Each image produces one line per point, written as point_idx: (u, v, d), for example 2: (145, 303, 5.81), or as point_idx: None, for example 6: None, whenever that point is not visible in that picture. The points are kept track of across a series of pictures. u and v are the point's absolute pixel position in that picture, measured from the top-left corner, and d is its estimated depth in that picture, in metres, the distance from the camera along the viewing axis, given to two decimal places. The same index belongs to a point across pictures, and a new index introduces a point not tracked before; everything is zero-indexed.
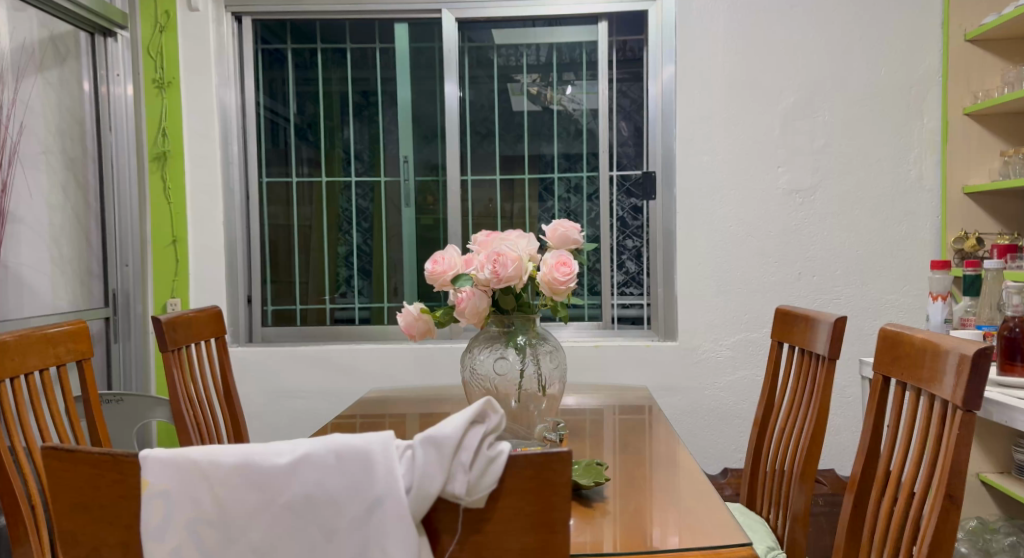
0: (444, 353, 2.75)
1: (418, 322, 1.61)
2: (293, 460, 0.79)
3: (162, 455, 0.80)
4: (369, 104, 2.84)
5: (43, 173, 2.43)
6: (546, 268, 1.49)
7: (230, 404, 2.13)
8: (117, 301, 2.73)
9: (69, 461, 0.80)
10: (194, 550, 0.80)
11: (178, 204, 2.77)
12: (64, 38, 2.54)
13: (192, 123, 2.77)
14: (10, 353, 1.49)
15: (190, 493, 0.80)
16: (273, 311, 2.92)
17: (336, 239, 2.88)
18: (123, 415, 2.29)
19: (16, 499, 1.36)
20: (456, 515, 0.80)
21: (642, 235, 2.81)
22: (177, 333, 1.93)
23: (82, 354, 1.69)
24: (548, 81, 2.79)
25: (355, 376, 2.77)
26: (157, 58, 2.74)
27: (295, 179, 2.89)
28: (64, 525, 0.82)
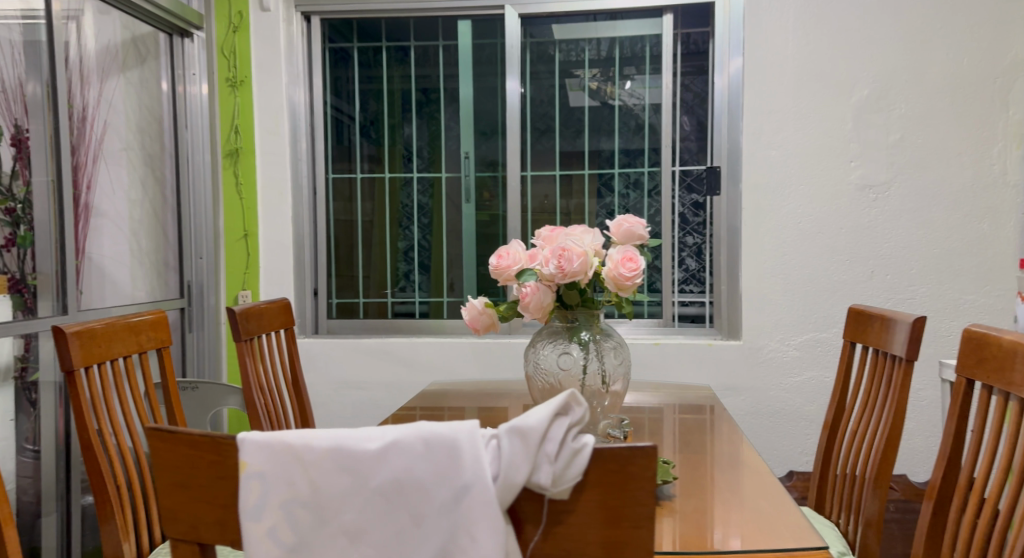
0: (505, 348, 2.76)
1: (482, 316, 1.62)
2: (382, 446, 0.87)
3: (260, 440, 0.89)
4: (429, 101, 2.88)
5: (124, 170, 2.53)
6: (612, 264, 1.48)
7: (299, 393, 2.20)
8: (192, 293, 2.81)
9: (171, 441, 0.90)
10: (289, 531, 0.89)
11: (249, 200, 2.85)
12: (145, 40, 2.64)
13: (264, 121, 2.84)
14: (99, 340, 1.57)
15: (285, 475, 0.88)
16: (337, 303, 2.99)
17: (397, 235, 2.94)
18: (199, 401, 2.38)
19: (104, 481, 1.49)
20: (541, 505, 0.88)
21: (705, 232, 2.77)
22: (249, 323, 2.00)
23: (163, 342, 1.77)
24: (608, 76, 2.78)
25: (417, 369, 2.81)
26: (230, 57, 2.83)
27: (359, 175, 2.95)
28: (168, 502, 0.92)
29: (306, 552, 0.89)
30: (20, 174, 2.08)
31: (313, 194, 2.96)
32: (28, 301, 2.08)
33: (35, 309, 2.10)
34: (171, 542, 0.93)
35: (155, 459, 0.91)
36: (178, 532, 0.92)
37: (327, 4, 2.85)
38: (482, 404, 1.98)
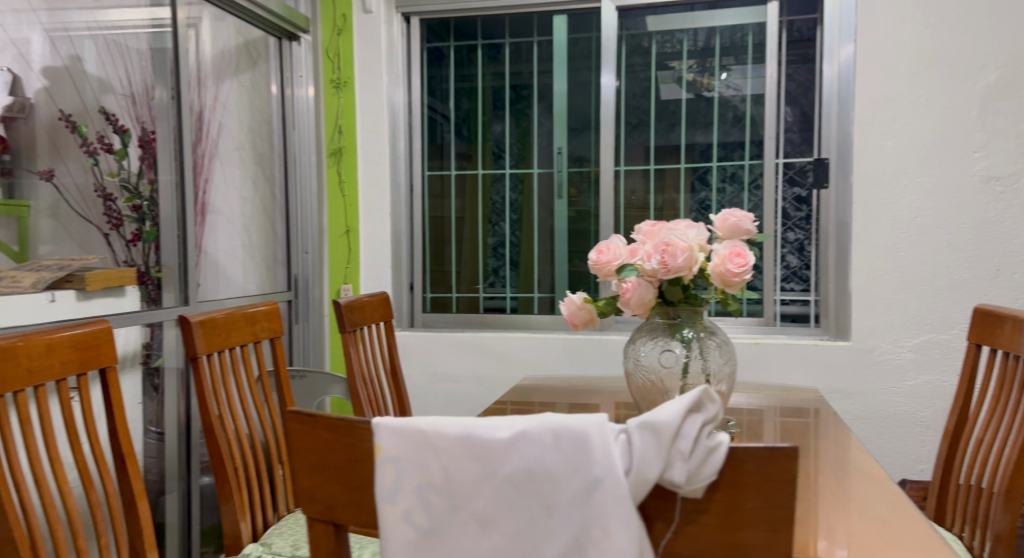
0: (601, 344, 2.74)
1: (581, 311, 1.62)
2: (512, 435, 0.91)
3: (394, 425, 0.94)
4: (522, 98, 2.91)
5: (237, 168, 2.66)
6: (719, 259, 1.44)
7: (396, 382, 2.27)
8: (298, 286, 2.92)
9: (310, 424, 0.97)
10: (422, 514, 0.93)
11: (352, 197, 2.93)
12: (256, 44, 2.76)
13: (366, 121, 2.91)
14: (220, 330, 1.69)
15: (418, 460, 0.93)
16: (431, 298, 3.06)
17: (488, 231, 2.98)
18: (305, 389, 2.48)
19: (224, 466, 1.62)
20: (674, 504, 0.91)
21: (809, 227, 2.67)
22: (354, 315, 2.08)
23: (275, 332, 1.87)
24: (706, 67, 2.73)
25: (512, 364, 2.82)
26: (335, 58, 2.90)
27: (453, 173, 3.01)
28: (307, 482, 0.98)
29: (438, 537, 0.93)
30: (145, 174, 2.21)
31: (410, 191, 3.02)
32: (152, 293, 2.19)
33: (159, 300, 2.21)
34: (309, 521, 0.99)
35: (297, 441, 0.98)
36: (315, 512, 0.98)
37: (425, 5, 2.90)
38: (571, 400, 1.97)
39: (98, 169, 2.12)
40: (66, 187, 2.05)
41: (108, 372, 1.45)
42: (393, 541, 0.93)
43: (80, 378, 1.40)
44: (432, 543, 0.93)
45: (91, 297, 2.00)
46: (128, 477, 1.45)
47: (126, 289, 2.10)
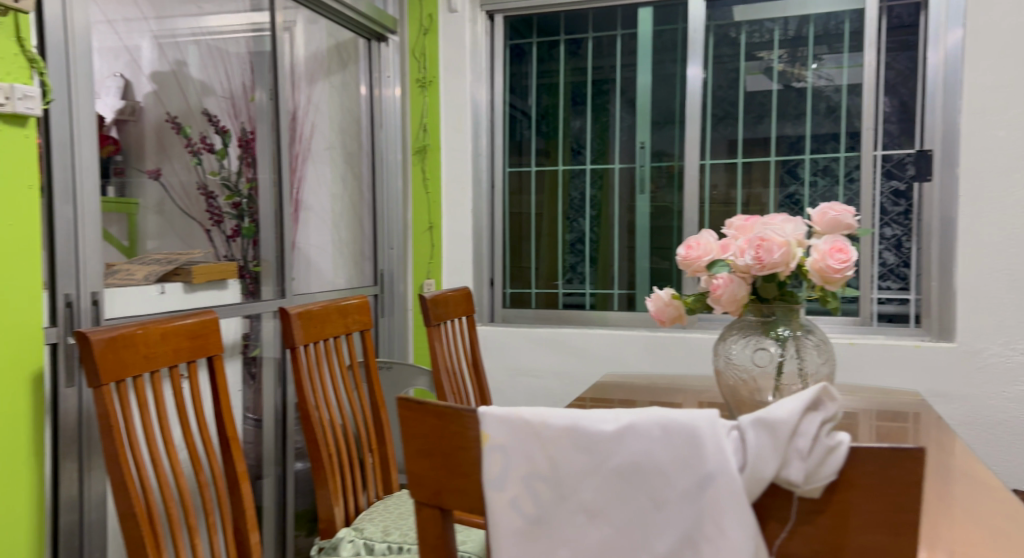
0: (685, 342, 2.69)
1: (669, 307, 1.59)
2: (619, 428, 0.90)
3: (500, 414, 0.94)
4: (602, 92, 2.90)
5: (328, 167, 2.74)
6: (819, 255, 1.39)
7: (478, 375, 2.29)
8: (384, 280, 2.96)
9: (418, 411, 0.97)
10: (530, 502, 0.94)
11: (435, 194, 2.99)
12: (346, 46, 2.82)
13: (450, 119, 2.97)
14: (318, 319, 1.79)
15: (525, 449, 0.93)
16: (511, 294, 3.07)
17: (567, 227, 2.99)
18: (391, 381, 2.53)
19: (319, 451, 1.71)
20: (789, 502, 0.89)
21: (909, 222, 2.54)
22: (438, 309, 2.12)
23: (366, 324, 1.97)
24: (796, 57, 2.65)
25: (594, 361, 2.81)
26: (421, 58, 2.97)
27: (534, 168, 3.02)
28: (415, 468, 0.99)
29: (545, 525, 0.93)
30: (244, 172, 2.32)
31: (491, 186, 3.06)
32: (250, 286, 2.26)
33: (257, 293, 2.28)
34: (416, 506, 0.99)
35: (403, 427, 0.99)
36: (423, 497, 0.99)
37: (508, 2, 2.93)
38: (646, 398, 1.94)
39: (201, 167, 2.24)
40: (172, 185, 2.16)
41: (215, 360, 1.53)
42: (502, 528, 0.94)
43: (189, 365, 1.48)
44: (539, 532, 0.94)
45: (196, 289, 2.05)
46: (232, 459, 1.53)
47: (228, 282, 2.16)
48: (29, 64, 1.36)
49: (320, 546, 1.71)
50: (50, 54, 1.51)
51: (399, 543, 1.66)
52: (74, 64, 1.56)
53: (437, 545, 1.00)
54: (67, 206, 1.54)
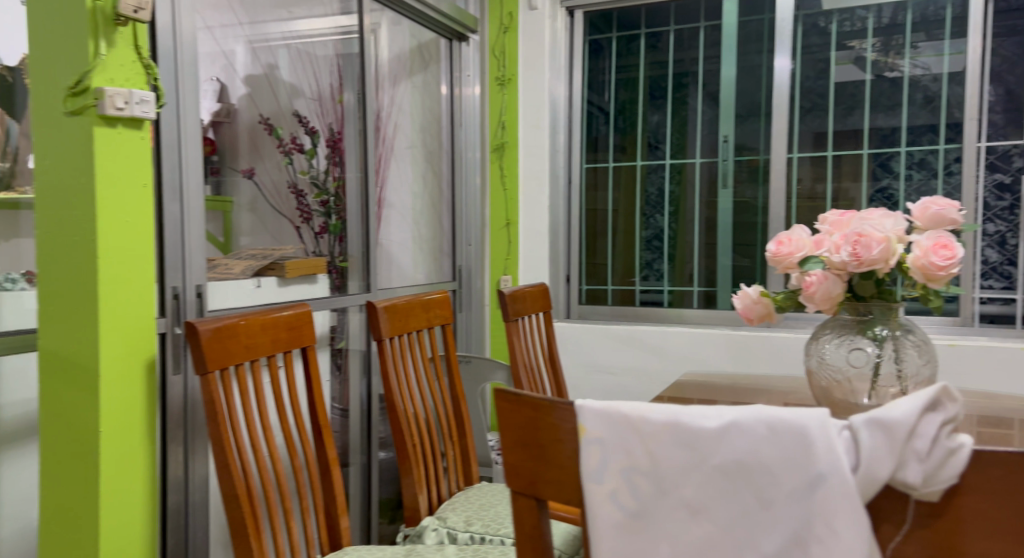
0: (770, 341, 2.62)
1: (758, 305, 1.55)
2: (723, 425, 0.87)
3: (597, 407, 0.92)
4: (682, 86, 2.86)
5: (409, 166, 2.76)
6: (921, 251, 1.34)
7: (555, 370, 2.29)
8: (462, 276, 2.96)
9: (515, 402, 0.97)
10: (628, 496, 0.91)
11: (512, 191, 3.00)
12: (428, 47, 2.83)
13: (528, 116, 2.96)
14: (402, 314, 1.84)
15: (624, 443, 0.91)
16: (587, 290, 3.07)
17: (645, 223, 2.96)
18: (472, 374, 2.57)
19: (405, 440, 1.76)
20: (905, 505, 0.87)
21: (1014, 218, 2.40)
22: (517, 305, 2.13)
23: (447, 320, 2.01)
24: (891, 46, 2.54)
25: (673, 360, 2.76)
26: (501, 56, 2.97)
27: (613, 164, 3.00)
28: (510, 458, 0.98)
29: (645, 519, 0.91)
30: (332, 171, 2.36)
31: (568, 183, 3.05)
32: (336, 280, 2.33)
33: (343, 288, 2.35)
34: (512, 496, 0.99)
35: (500, 417, 0.99)
36: (518, 487, 0.98)
37: None
38: (721, 399, 1.89)
39: (292, 167, 2.29)
40: (264, 184, 2.21)
41: (307, 351, 1.58)
42: (601, 521, 0.92)
43: (285, 355, 1.54)
44: (639, 526, 0.91)
45: (289, 284, 2.12)
46: (323, 445, 1.58)
47: (317, 277, 2.24)
48: (145, 71, 1.44)
49: (406, 533, 1.75)
50: (163, 58, 1.60)
51: (481, 534, 1.69)
52: (181, 68, 1.64)
53: (532, 535, 0.99)
54: (173, 203, 1.62)
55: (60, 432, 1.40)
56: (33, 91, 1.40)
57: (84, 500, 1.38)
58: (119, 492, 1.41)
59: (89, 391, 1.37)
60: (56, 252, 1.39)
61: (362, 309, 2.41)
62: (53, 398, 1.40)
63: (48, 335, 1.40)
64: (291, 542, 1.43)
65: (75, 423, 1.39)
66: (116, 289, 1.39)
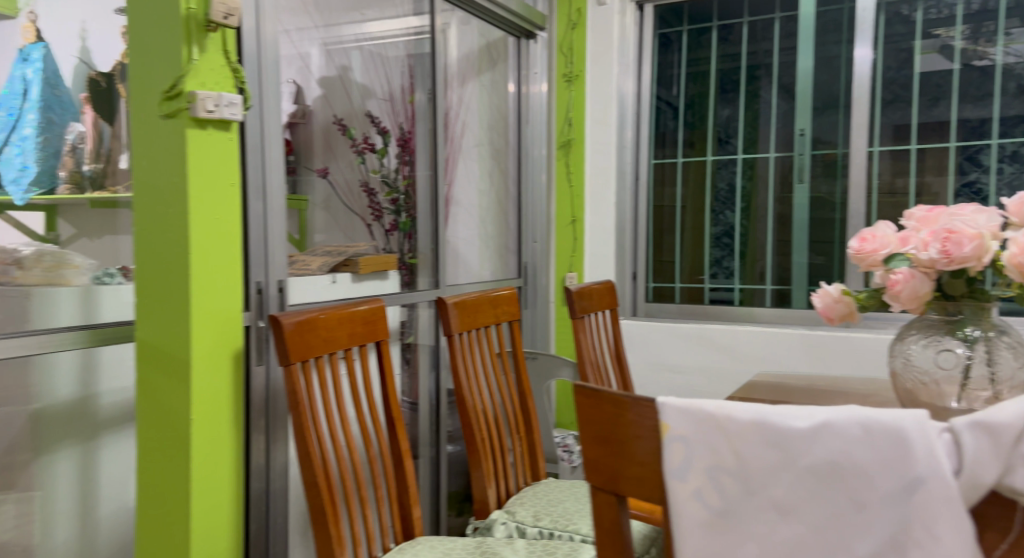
0: (847, 341, 2.54)
1: (839, 304, 1.50)
2: (814, 425, 0.85)
3: (679, 404, 0.90)
4: (753, 79, 2.82)
5: (475, 162, 2.73)
6: (1017, 249, 1.27)
7: (621, 365, 2.27)
8: (528, 272, 2.97)
9: (594, 398, 0.96)
10: (714, 495, 0.89)
11: (578, 187, 2.98)
12: (497, 45, 2.81)
13: (596, 111, 2.95)
14: (471, 310, 1.86)
15: (708, 442, 0.89)
16: (654, 288, 3.04)
17: (715, 219, 2.91)
18: (538, 371, 2.56)
19: (474, 434, 1.78)
20: (1012, 513, 0.85)
21: None
22: (585, 302, 2.13)
23: (514, 316, 2.02)
24: (981, 34, 2.45)
25: (744, 359, 2.70)
26: (568, 53, 2.96)
27: (682, 160, 2.97)
28: (591, 453, 0.98)
29: (732, 518, 0.89)
30: (401, 169, 2.40)
31: (636, 180, 3.03)
32: (406, 277, 2.35)
33: (412, 284, 2.38)
34: (593, 490, 0.98)
35: (580, 412, 0.98)
36: (599, 482, 0.98)
37: None
38: (791, 400, 1.84)
39: (364, 166, 2.30)
40: (338, 183, 2.21)
41: (381, 345, 1.61)
42: (685, 519, 0.90)
43: (361, 349, 1.58)
44: (726, 525, 0.89)
45: (362, 279, 2.16)
46: (396, 437, 1.61)
47: (388, 273, 2.26)
48: (233, 74, 1.50)
49: (475, 525, 1.77)
50: (247, 60, 1.65)
51: (551, 529, 1.70)
52: (264, 70, 1.69)
53: (612, 530, 0.99)
54: (257, 202, 1.67)
55: (155, 420, 1.47)
56: (130, 96, 1.46)
57: (175, 485, 1.45)
58: (206, 477, 1.47)
59: (181, 380, 1.44)
60: (152, 248, 1.45)
61: (432, 305, 2.44)
62: (147, 387, 1.47)
63: (144, 327, 1.46)
64: (365, 528, 1.47)
65: (167, 410, 1.45)
66: (207, 284, 1.45)
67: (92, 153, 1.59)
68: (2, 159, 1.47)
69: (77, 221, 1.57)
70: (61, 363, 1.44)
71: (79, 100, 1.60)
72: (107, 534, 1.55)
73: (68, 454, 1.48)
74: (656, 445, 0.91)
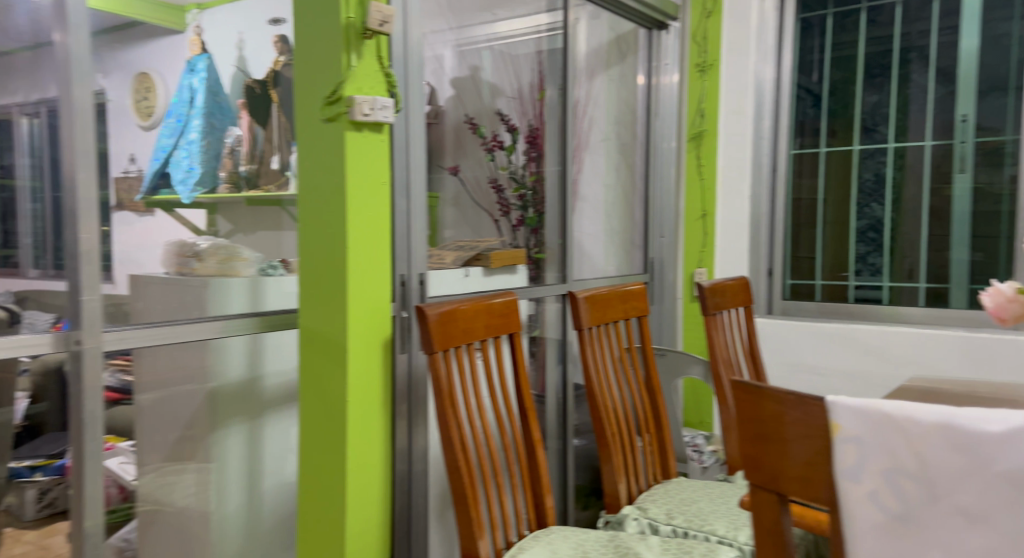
0: (1014, 344, 2.35)
1: (1011, 304, 1.38)
2: (1008, 429, 0.84)
3: (852, 404, 0.89)
4: (905, 62, 2.65)
5: (602, 157, 2.68)
6: None
7: (754, 361, 2.18)
8: (654, 268, 2.89)
9: (755, 395, 0.96)
10: (891, 497, 0.89)
11: (710, 180, 2.88)
12: (627, 37, 2.76)
13: (731, 102, 2.86)
14: (604, 304, 1.86)
15: (887, 443, 0.89)
16: (791, 285, 2.91)
17: (862, 212, 2.76)
18: (667, 368, 2.51)
19: (605, 425, 1.78)
20: None
21: None
22: (718, 298, 2.07)
23: (642, 311, 1.99)
24: None
25: (894, 362, 2.54)
26: (702, 42, 2.86)
27: (825, 150, 2.82)
28: (749, 450, 0.98)
29: (914, 524, 0.89)
30: (529, 166, 2.38)
31: (773, 172, 2.90)
32: (534, 271, 2.37)
33: (540, 278, 2.38)
34: (753, 488, 0.98)
35: (738, 409, 0.98)
36: (759, 481, 0.97)
37: None
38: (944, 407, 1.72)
39: (494, 163, 2.27)
40: (466, 179, 2.16)
41: (513, 337, 1.63)
42: (860, 521, 0.90)
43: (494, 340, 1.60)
44: (906, 530, 0.89)
45: (493, 273, 2.20)
46: (528, 425, 1.63)
47: (517, 267, 2.29)
48: (385, 78, 1.56)
49: (606, 519, 1.76)
50: (397, 62, 1.72)
51: (685, 528, 1.66)
52: (410, 71, 1.76)
53: (772, 530, 0.98)
54: (402, 199, 1.74)
55: (314, 400, 1.56)
56: (296, 103, 1.56)
57: (332, 461, 1.54)
58: (360, 456, 1.56)
59: (338, 363, 1.53)
60: (312, 243, 1.55)
61: (558, 300, 2.44)
62: (309, 369, 1.57)
63: (308, 314, 1.56)
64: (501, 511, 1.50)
65: (325, 392, 1.55)
66: (362, 275, 1.53)
67: (248, 155, 1.73)
68: (172, 162, 1.66)
69: (234, 218, 1.71)
70: (234, 348, 1.56)
71: (236, 105, 1.75)
72: (271, 504, 1.66)
73: (238, 429, 1.61)
74: (807, 454, 0.92)
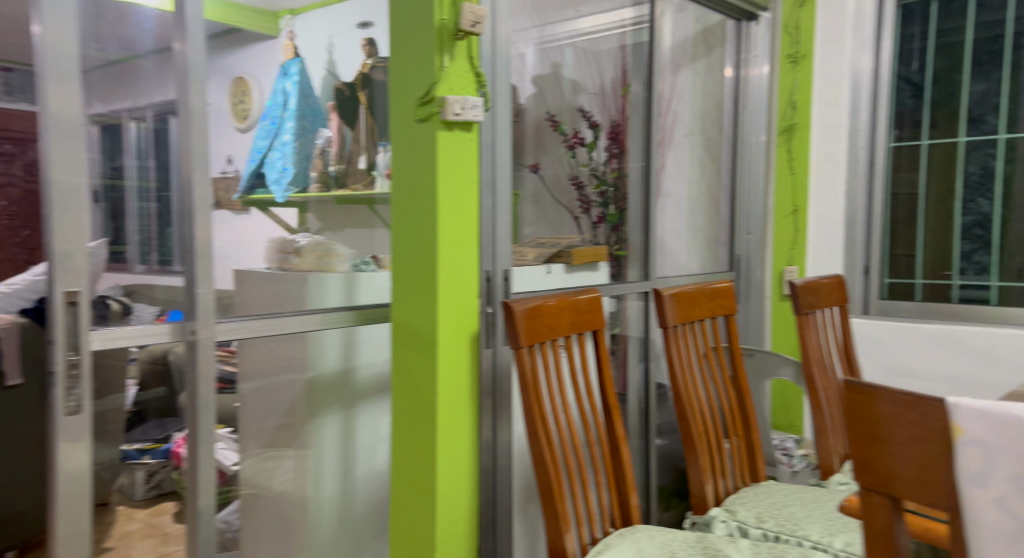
0: None
1: None
2: None
3: (975, 405, 0.85)
4: (1017, 48, 2.50)
5: (686, 152, 2.62)
6: None
7: (848, 363, 2.10)
8: (740, 265, 2.87)
9: (866, 395, 0.93)
10: (1018, 503, 0.85)
11: (802, 175, 2.79)
12: (715, 29, 2.72)
13: (824, 93, 2.74)
14: (691, 303, 1.83)
15: (1015, 447, 0.85)
16: (889, 284, 2.78)
17: (967, 207, 2.62)
18: (755, 369, 2.45)
19: (692, 425, 1.75)
20: None
21: None
22: (811, 298, 2.00)
23: (729, 309, 1.95)
24: None
25: (1003, 367, 2.40)
26: (794, 32, 2.78)
27: (927, 142, 2.69)
28: (859, 453, 0.95)
29: None
30: (609, 163, 2.34)
31: (869, 166, 2.78)
32: (618, 268, 2.35)
33: (622, 274, 2.37)
34: (863, 492, 0.95)
35: (845, 410, 0.95)
36: (870, 484, 0.94)
37: None
38: None
39: (574, 160, 2.24)
40: (547, 177, 2.13)
41: (597, 334, 1.63)
42: (985, 528, 0.87)
43: (577, 336, 1.59)
44: None
45: (575, 270, 2.19)
46: (612, 421, 1.62)
47: (598, 264, 2.28)
48: (475, 77, 1.59)
49: (693, 521, 1.74)
50: (485, 61, 1.74)
51: (776, 532, 1.63)
52: (497, 69, 1.77)
53: (883, 534, 0.95)
54: (489, 196, 1.76)
55: (405, 392, 1.61)
56: (389, 101, 1.60)
57: (423, 452, 1.58)
58: (450, 448, 1.60)
59: (427, 356, 1.57)
60: (404, 239, 1.58)
61: (641, 298, 2.41)
62: (400, 361, 1.61)
63: (400, 308, 1.60)
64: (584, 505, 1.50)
65: (416, 384, 1.59)
66: (451, 269, 1.56)
67: (337, 155, 1.76)
68: (268, 163, 1.67)
69: (323, 216, 1.74)
70: (330, 338, 1.63)
71: (326, 107, 1.77)
72: (364, 493, 1.73)
73: (332, 419, 1.67)
74: (922, 458, 0.89)
